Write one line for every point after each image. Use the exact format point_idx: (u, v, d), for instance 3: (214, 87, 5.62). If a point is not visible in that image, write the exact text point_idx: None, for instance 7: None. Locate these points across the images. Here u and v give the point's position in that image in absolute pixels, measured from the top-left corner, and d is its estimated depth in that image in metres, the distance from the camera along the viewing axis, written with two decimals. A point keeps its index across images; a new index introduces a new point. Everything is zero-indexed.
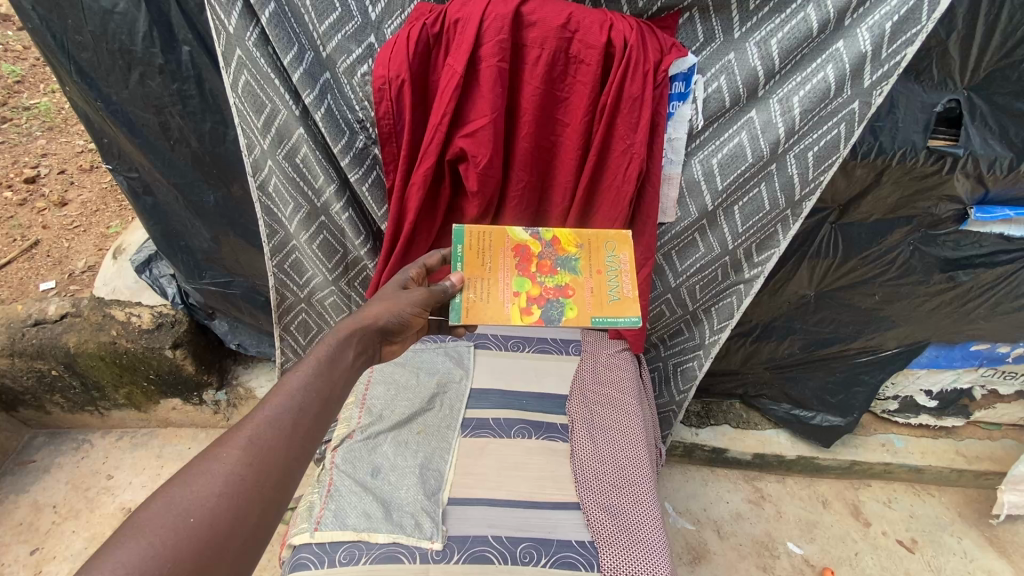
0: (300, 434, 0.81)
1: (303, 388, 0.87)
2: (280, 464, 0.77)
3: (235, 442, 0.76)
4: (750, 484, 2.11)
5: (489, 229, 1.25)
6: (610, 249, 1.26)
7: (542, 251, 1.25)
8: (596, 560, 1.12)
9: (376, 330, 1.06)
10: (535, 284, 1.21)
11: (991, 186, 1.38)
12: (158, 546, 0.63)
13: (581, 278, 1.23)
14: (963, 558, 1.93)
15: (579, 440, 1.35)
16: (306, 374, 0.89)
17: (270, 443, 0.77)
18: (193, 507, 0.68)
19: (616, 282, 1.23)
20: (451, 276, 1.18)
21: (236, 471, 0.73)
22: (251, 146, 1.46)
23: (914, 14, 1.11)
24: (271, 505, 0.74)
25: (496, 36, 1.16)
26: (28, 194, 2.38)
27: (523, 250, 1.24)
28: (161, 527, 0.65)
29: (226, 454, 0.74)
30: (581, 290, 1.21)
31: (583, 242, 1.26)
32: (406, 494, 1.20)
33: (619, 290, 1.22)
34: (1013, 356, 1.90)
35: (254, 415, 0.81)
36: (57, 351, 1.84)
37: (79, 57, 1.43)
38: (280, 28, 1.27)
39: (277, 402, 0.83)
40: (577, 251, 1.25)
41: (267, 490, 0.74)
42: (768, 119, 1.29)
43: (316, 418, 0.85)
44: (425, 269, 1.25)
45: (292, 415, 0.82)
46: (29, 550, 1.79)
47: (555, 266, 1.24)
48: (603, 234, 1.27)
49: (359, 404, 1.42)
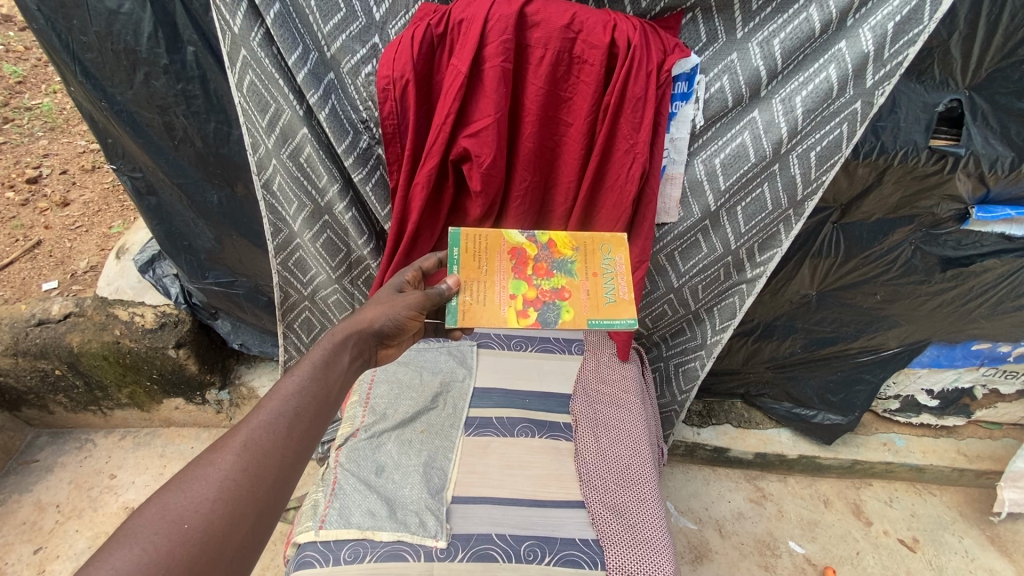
0: (295, 439, 0.81)
1: (298, 392, 0.87)
2: (274, 469, 0.77)
3: (230, 447, 0.76)
4: (751, 483, 2.12)
5: (485, 232, 1.25)
6: (606, 252, 1.26)
7: (537, 253, 1.25)
8: (601, 559, 1.13)
9: (372, 334, 1.06)
10: (531, 286, 1.21)
11: (992, 185, 1.38)
12: (152, 553, 0.63)
13: (578, 280, 1.23)
14: (963, 557, 1.93)
15: (583, 439, 1.35)
16: (301, 378, 0.89)
17: (264, 448, 0.78)
18: (187, 512, 0.68)
19: (612, 284, 1.23)
20: (448, 279, 1.17)
21: (231, 476, 0.73)
22: (256, 145, 1.47)
23: (917, 14, 1.11)
24: (266, 510, 0.74)
25: (500, 36, 1.17)
26: (30, 194, 2.39)
27: (519, 253, 1.25)
28: (155, 533, 0.65)
29: (220, 459, 0.74)
30: (578, 293, 1.22)
31: (579, 244, 1.27)
32: (410, 492, 1.21)
33: (614, 292, 1.22)
34: (1013, 356, 1.91)
35: (249, 419, 0.81)
36: (61, 351, 1.85)
37: (83, 57, 1.44)
38: (285, 29, 1.28)
39: (273, 405, 0.83)
40: (572, 253, 1.26)
41: (262, 496, 0.74)
42: (771, 119, 1.29)
43: (312, 422, 0.85)
44: (421, 272, 1.24)
45: (287, 419, 0.83)
46: (32, 550, 1.79)
47: (551, 268, 1.24)
48: (599, 237, 1.28)
49: (362, 403, 1.43)
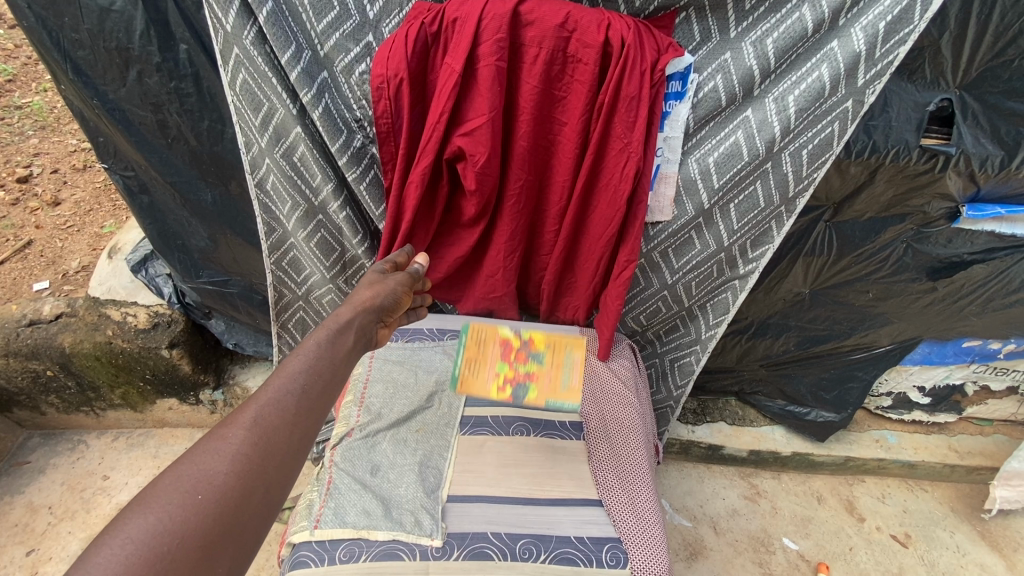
0: (304, 415, 0.78)
1: (306, 370, 0.82)
2: (285, 445, 0.74)
3: (241, 422, 0.72)
4: (746, 480, 2.13)
5: (484, 325, 1.35)
6: (569, 353, 1.37)
7: (520, 345, 1.36)
8: (626, 559, 1.15)
9: (373, 312, 1.01)
10: (511, 368, 1.34)
11: (982, 184, 1.39)
12: (168, 522, 0.61)
13: (545, 371, 1.35)
14: (955, 552, 1.95)
15: (591, 438, 1.38)
16: (308, 356, 0.85)
17: (275, 423, 0.74)
18: (201, 482, 0.65)
19: (571, 378, 1.35)
20: (417, 259, 1.24)
21: (243, 451, 0.70)
22: (249, 144, 1.46)
23: (908, 14, 1.12)
24: (278, 484, 0.71)
25: (494, 35, 1.16)
26: (21, 193, 2.36)
27: (506, 338, 1.36)
28: (169, 503, 0.62)
29: (231, 434, 0.71)
30: (544, 379, 1.34)
31: (549, 344, 1.37)
32: (405, 491, 1.20)
33: (571, 384, 1.34)
34: (1004, 352, 1.93)
35: (257, 394, 0.76)
36: (52, 351, 1.83)
37: (75, 55, 1.43)
38: (277, 27, 1.27)
39: (282, 382, 0.79)
40: (544, 351, 1.37)
41: (273, 470, 0.71)
42: (763, 118, 1.30)
43: (321, 400, 0.81)
44: (395, 266, 1.20)
45: (297, 397, 0.79)
46: (25, 551, 1.78)
47: (528, 360, 1.35)
48: (564, 339, 1.38)
49: (357, 402, 1.40)
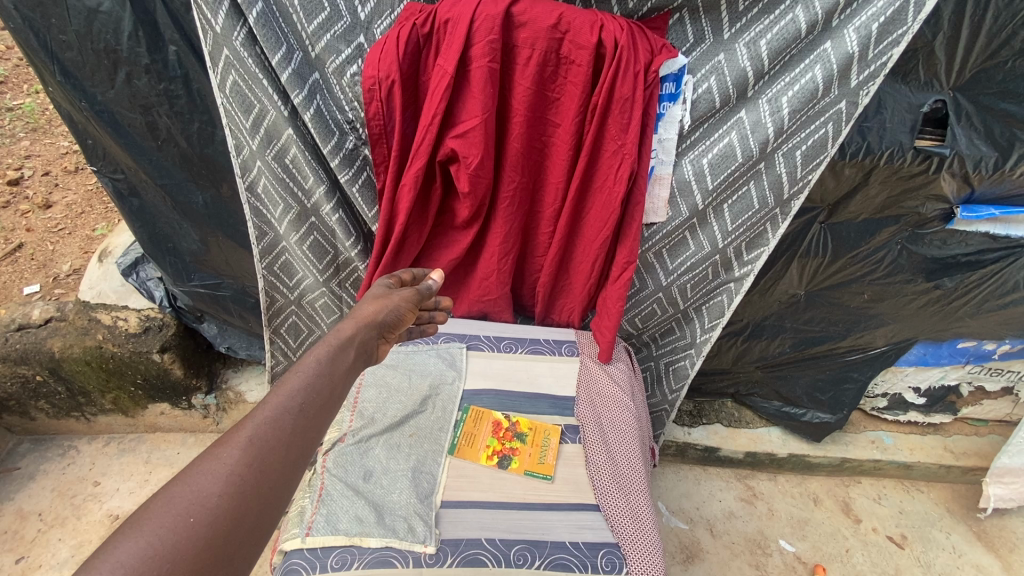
0: (302, 434, 0.74)
1: (304, 387, 0.79)
2: (278, 466, 0.69)
3: (235, 441, 0.68)
4: (742, 483, 2.12)
5: (481, 409, 1.42)
6: (546, 441, 1.36)
7: (509, 425, 1.39)
8: (621, 564, 1.14)
9: (375, 327, 0.98)
10: (501, 438, 1.36)
11: (976, 185, 1.39)
12: (159, 546, 0.56)
13: (526, 444, 1.34)
14: (951, 553, 1.95)
15: (590, 440, 1.36)
16: (306, 373, 0.81)
17: (270, 443, 0.70)
18: (194, 506, 0.61)
19: (546, 448, 1.35)
20: (433, 275, 1.19)
21: (237, 472, 0.65)
22: (239, 147, 1.45)
23: (901, 15, 1.12)
24: (271, 507, 0.67)
25: (486, 37, 1.15)
26: (12, 195, 2.34)
27: (499, 426, 1.39)
28: (160, 526, 0.58)
29: (225, 453, 0.66)
30: (525, 448, 1.34)
31: (532, 429, 1.39)
32: (398, 497, 1.18)
33: (546, 454, 1.34)
34: (999, 353, 1.92)
35: (252, 414, 0.72)
36: (41, 356, 1.80)
37: (62, 57, 1.41)
38: (268, 28, 1.26)
39: (278, 400, 0.75)
40: (527, 431, 1.38)
41: (265, 493, 0.67)
42: (758, 119, 1.29)
43: (317, 418, 0.77)
44: (400, 281, 1.16)
45: (293, 416, 0.74)
46: (14, 559, 1.75)
47: (514, 434, 1.36)
48: (546, 426, 1.40)
49: (350, 407, 1.37)
